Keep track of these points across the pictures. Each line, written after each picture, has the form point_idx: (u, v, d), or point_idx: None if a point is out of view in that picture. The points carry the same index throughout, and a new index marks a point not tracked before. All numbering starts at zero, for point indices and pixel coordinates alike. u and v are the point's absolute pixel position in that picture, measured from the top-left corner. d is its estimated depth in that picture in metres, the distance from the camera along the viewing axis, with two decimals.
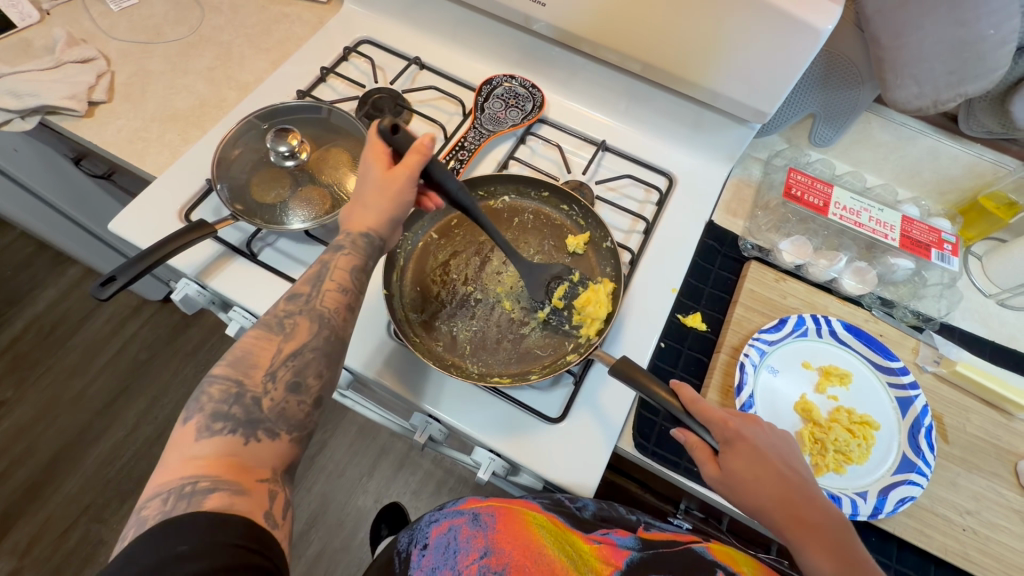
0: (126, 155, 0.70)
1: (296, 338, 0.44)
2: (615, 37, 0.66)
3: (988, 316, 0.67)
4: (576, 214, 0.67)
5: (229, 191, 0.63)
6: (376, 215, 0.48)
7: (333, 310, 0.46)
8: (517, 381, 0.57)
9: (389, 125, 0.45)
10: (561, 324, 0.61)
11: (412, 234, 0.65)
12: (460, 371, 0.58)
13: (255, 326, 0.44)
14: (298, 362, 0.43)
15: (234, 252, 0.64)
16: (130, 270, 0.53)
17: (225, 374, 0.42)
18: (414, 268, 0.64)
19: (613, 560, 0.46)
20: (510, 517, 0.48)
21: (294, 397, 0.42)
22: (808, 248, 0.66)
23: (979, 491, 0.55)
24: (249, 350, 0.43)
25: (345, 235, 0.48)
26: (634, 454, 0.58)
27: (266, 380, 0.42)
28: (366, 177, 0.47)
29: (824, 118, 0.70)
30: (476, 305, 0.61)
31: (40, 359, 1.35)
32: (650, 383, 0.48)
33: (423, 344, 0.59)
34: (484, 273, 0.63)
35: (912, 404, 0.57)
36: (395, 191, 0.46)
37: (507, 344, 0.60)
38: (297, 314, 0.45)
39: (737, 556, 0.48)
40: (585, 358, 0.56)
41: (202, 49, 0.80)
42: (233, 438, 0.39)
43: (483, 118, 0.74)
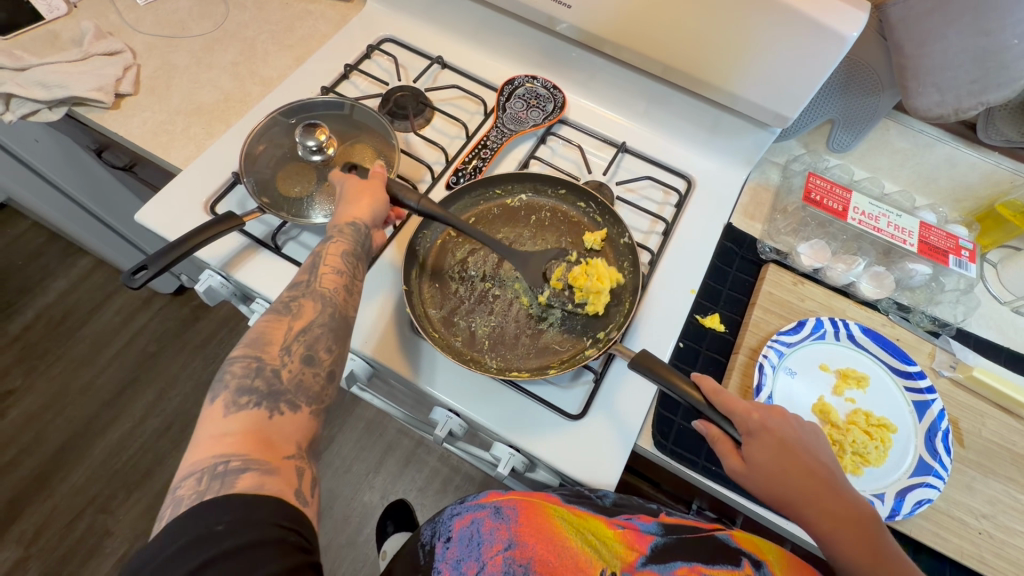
0: (151, 147, 0.71)
1: (302, 317, 0.46)
2: (640, 40, 0.67)
3: (1003, 322, 0.68)
4: (592, 212, 0.68)
5: (256, 185, 0.64)
6: (358, 210, 0.55)
7: (333, 290, 0.49)
8: (535, 376, 0.58)
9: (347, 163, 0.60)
10: (564, 306, 0.62)
11: (432, 232, 0.66)
12: (479, 366, 0.58)
13: (266, 312, 0.47)
14: (308, 337, 0.45)
15: (258, 245, 0.64)
16: (159, 261, 0.53)
17: (244, 353, 0.43)
18: (433, 262, 0.64)
19: (637, 545, 0.47)
20: (531, 510, 0.49)
21: (310, 368, 0.44)
22: (826, 253, 0.67)
23: (994, 496, 0.56)
24: (262, 331, 0.45)
25: (332, 229, 0.53)
26: (653, 452, 0.59)
27: (281, 353, 0.44)
28: (342, 189, 0.57)
29: (843, 124, 0.71)
30: (495, 301, 0.62)
31: (50, 349, 1.35)
32: (671, 375, 0.50)
33: (441, 339, 0.59)
34: (502, 270, 0.63)
35: (928, 409, 0.58)
36: (368, 192, 0.56)
37: (525, 340, 0.60)
38: (301, 297, 0.48)
39: (761, 544, 0.48)
40: (605, 353, 0.57)
41: (227, 44, 0.81)
42: (259, 411, 0.40)
43: (505, 118, 0.74)
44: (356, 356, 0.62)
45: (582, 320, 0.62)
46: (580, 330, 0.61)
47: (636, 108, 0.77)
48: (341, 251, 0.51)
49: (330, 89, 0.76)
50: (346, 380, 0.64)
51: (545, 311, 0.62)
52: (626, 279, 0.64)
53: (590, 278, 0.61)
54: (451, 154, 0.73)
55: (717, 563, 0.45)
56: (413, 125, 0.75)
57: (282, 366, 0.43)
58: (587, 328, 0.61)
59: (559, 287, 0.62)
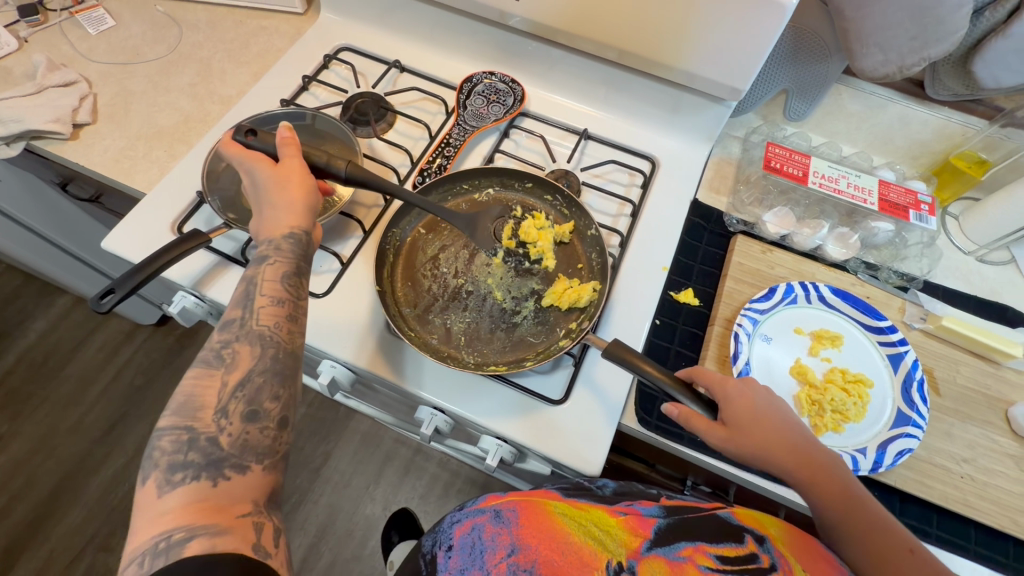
0: (114, 174, 0.71)
1: (238, 367, 0.42)
2: (592, 27, 0.68)
3: (969, 272, 0.69)
4: (559, 204, 0.68)
5: (221, 202, 0.64)
6: (290, 215, 0.48)
7: (274, 325, 0.44)
8: (513, 368, 0.58)
9: (245, 135, 0.51)
10: (519, 263, 0.64)
11: (400, 231, 0.66)
12: (457, 362, 0.58)
13: (195, 365, 0.42)
14: (249, 390, 0.41)
15: (229, 261, 0.64)
16: (126, 284, 0.53)
17: (173, 423, 0.39)
18: (405, 260, 0.65)
19: (641, 531, 0.47)
20: (531, 510, 0.48)
21: (254, 425, 0.40)
22: (791, 219, 0.68)
23: (973, 439, 0.57)
24: (191, 394, 0.40)
25: (267, 247, 0.47)
26: (639, 430, 0.59)
27: (217, 417, 0.40)
28: (258, 182, 0.50)
29: (797, 93, 0.72)
30: (468, 297, 0.62)
31: (34, 392, 1.33)
32: (643, 363, 0.50)
33: (417, 336, 0.59)
34: (473, 266, 0.64)
35: (902, 360, 0.59)
36: (290, 181, 0.49)
37: (501, 333, 0.60)
38: (234, 342, 0.43)
39: (760, 518, 0.49)
40: (579, 342, 0.57)
41: (184, 66, 0.81)
42: (199, 483, 0.37)
43: (466, 115, 0.75)
44: (337, 362, 0.61)
45: (556, 311, 0.62)
46: (554, 321, 0.62)
47: (595, 95, 0.78)
48: (277, 273, 0.46)
49: (289, 100, 0.76)
50: (328, 389, 0.64)
51: (518, 304, 0.62)
52: (595, 269, 0.64)
53: (535, 232, 0.64)
54: (415, 156, 0.74)
55: (722, 542, 0.45)
56: (376, 129, 0.75)
57: (220, 431, 0.39)
58: (562, 317, 0.62)
59: (512, 247, 0.64)
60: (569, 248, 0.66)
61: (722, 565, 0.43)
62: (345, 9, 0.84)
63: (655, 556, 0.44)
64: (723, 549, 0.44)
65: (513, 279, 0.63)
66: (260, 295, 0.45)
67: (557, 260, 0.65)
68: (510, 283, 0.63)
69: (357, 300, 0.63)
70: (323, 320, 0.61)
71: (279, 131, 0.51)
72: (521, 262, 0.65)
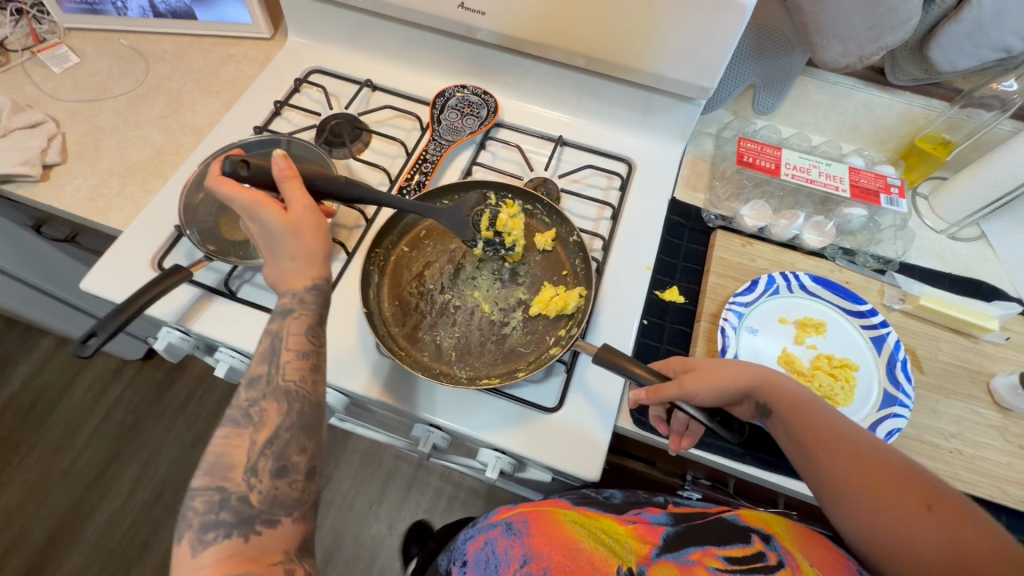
0: (88, 214, 0.70)
1: (266, 426, 0.44)
2: (558, 36, 0.69)
3: (942, 250, 0.71)
4: (540, 212, 0.68)
5: (200, 235, 0.64)
6: (308, 262, 0.49)
7: (299, 379, 0.46)
8: (506, 380, 0.58)
9: (237, 168, 0.50)
10: (498, 250, 0.65)
11: (384, 250, 0.66)
12: (450, 378, 0.58)
13: (224, 425, 0.44)
14: (278, 445, 0.43)
15: (212, 293, 0.63)
16: (109, 325, 0.52)
17: (206, 483, 0.42)
18: (390, 279, 0.65)
19: (650, 538, 0.49)
20: (541, 520, 0.50)
21: (284, 480, 0.43)
22: (767, 211, 0.69)
23: (958, 414, 0.59)
24: (222, 452, 0.43)
25: (289, 300, 0.48)
26: (635, 431, 0.59)
27: (246, 478, 0.42)
28: (264, 226, 0.49)
29: (764, 87, 0.74)
30: (456, 312, 0.62)
31: (22, 439, 1.30)
32: (632, 365, 0.51)
33: (409, 356, 0.59)
34: (459, 280, 0.64)
35: (885, 341, 0.61)
36: (304, 227, 0.49)
37: (491, 346, 0.60)
38: (262, 399, 0.45)
39: (768, 518, 0.50)
40: (568, 350, 0.57)
41: (153, 99, 0.80)
42: (231, 540, 0.40)
43: (441, 130, 0.75)
44: (329, 386, 0.61)
45: (545, 320, 0.62)
46: (543, 330, 0.62)
47: (568, 101, 0.79)
48: (300, 326, 0.48)
49: (262, 127, 0.75)
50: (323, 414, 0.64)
51: (506, 315, 0.62)
52: (580, 274, 0.64)
53: (508, 221, 0.64)
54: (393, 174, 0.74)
55: (732, 542, 0.47)
56: (352, 149, 0.75)
57: (251, 489, 0.42)
58: (550, 325, 0.62)
59: (490, 236, 0.64)
60: (553, 254, 0.66)
61: (731, 566, 0.45)
62: (312, 31, 0.84)
63: (664, 561, 0.46)
64: (730, 550, 0.46)
65: (500, 291, 0.63)
66: (286, 351, 0.46)
67: (542, 268, 0.66)
68: (497, 295, 0.63)
69: (345, 323, 0.63)
70: None
71: (277, 164, 0.49)
72: (506, 272, 0.65)
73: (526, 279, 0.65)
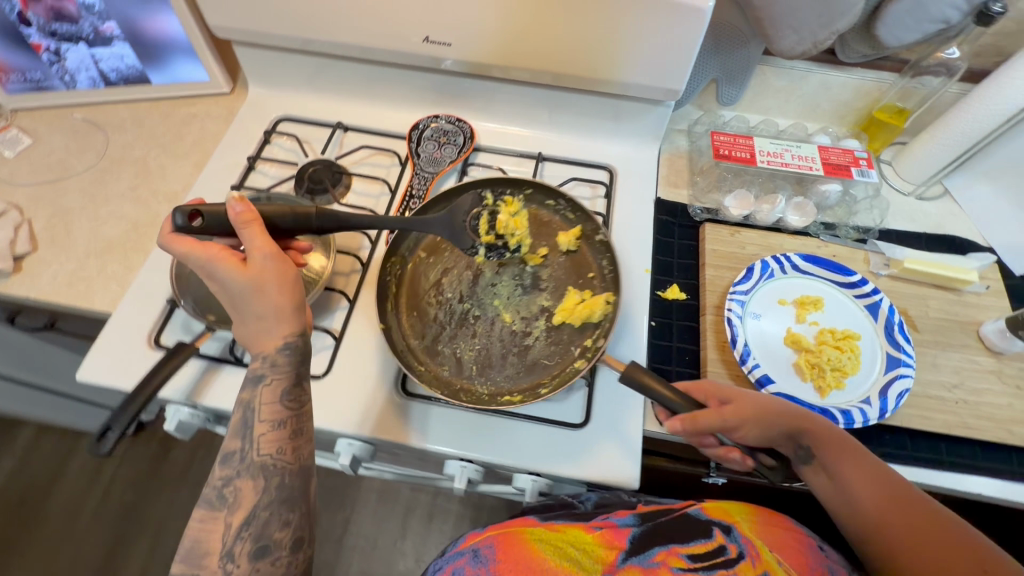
0: (71, 300, 0.67)
1: (241, 507, 0.45)
2: (525, 57, 0.70)
3: (913, 212, 0.75)
4: (563, 210, 0.68)
5: (196, 305, 0.62)
6: (277, 324, 0.48)
7: (276, 453, 0.46)
8: (528, 398, 0.58)
9: (190, 221, 0.48)
10: (500, 254, 0.65)
11: (402, 257, 0.67)
12: (470, 395, 0.59)
13: (199, 507, 0.46)
14: (256, 525, 0.44)
15: (219, 363, 0.62)
16: (122, 417, 0.51)
17: (182, 571, 0.44)
18: (408, 290, 0.65)
19: (616, 542, 0.53)
20: (506, 544, 0.53)
21: (264, 559, 0.44)
22: (750, 198, 0.72)
23: (957, 365, 0.62)
24: (196, 539, 0.44)
25: (262, 364, 0.48)
26: (662, 432, 0.61)
27: (223, 562, 0.43)
28: (225, 284, 0.47)
29: (726, 80, 0.77)
30: (477, 322, 0.62)
31: (15, 538, 1.23)
32: (654, 387, 0.51)
33: (429, 372, 0.60)
34: (477, 288, 0.64)
35: (880, 307, 0.64)
36: (264, 281, 0.47)
37: (513, 359, 0.61)
38: (235, 478, 0.46)
39: (728, 511, 0.55)
40: (594, 364, 0.58)
41: (118, 171, 0.78)
42: None
43: (422, 162, 0.76)
44: (352, 438, 0.60)
45: (568, 330, 0.62)
46: (567, 340, 0.62)
47: (541, 118, 0.80)
48: (274, 393, 0.48)
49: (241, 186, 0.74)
50: (350, 467, 0.62)
51: (527, 325, 0.62)
52: (607, 278, 0.64)
53: (510, 221, 0.65)
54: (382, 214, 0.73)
55: (695, 538, 0.52)
56: (335, 195, 0.75)
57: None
58: (575, 335, 0.62)
59: (491, 241, 0.64)
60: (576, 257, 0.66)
61: (693, 563, 0.49)
62: (275, 80, 0.83)
63: (630, 566, 0.50)
64: (694, 548, 0.50)
65: (521, 298, 0.64)
66: (258, 424, 0.47)
67: (564, 273, 0.66)
68: (518, 302, 0.63)
69: (360, 371, 0.62)
70: (329, 402, 0.61)
71: (235, 212, 0.47)
72: (527, 278, 0.65)
73: (548, 284, 0.65)
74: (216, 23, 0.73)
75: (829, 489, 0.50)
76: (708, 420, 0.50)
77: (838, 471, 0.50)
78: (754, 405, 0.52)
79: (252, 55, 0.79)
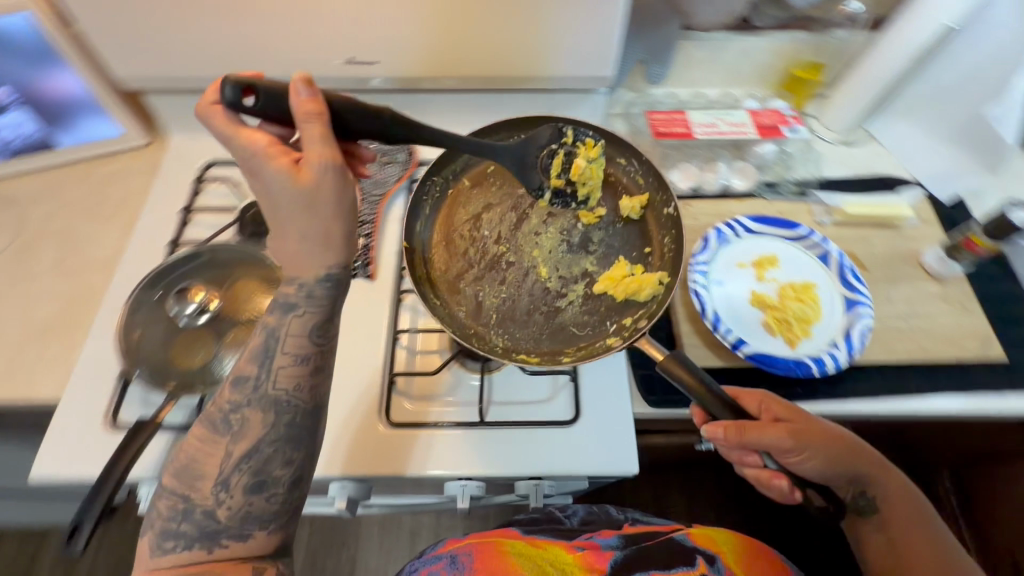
0: (10, 394, 0.61)
1: (246, 437, 0.46)
2: (453, 64, 0.69)
3: (844, 159, 0.79)
4: (633, 171, 0.65)
5: (152, 374, 0.58)
6: (319, 245, 0.45)
7: (294, 387, 0.46)
8: (547, 361, 0.56)
9: (239, 96, 0.41)
10: (564, 203, 0.60)
11: (444, 179, 0.66)
12: (482, 340, 0.58)
13: (203, 425, 0.47)
14: (258, 461, 0.45)
15: (188, 431, 0.58)
16: (92, 511, 0.48)
17: (174, 486, 0.46)
18: (442, 219, 0.64)
19: (596, 564, 0.60)
20: (485, 553, 0.60)
21: (259, 496, 0.45)
22: (693, 170, 0.76)
23: (907, 296, 0.66)
24: (193, 457, 0.46)
25: (298, 285, 0.46)
26: (652, 412, 0.62)
27: (217, 490, 0.45)
28: (271, 185, 0.42)
29: (652, 60, 0.78)
30: (507, 270, 0.61)
31: None
32: (706, 393, 0.47)
33: (446, 308, 0.59)
34: (519, 232, 0.63)
35: (830, 255, 0.67)
36: (315, 196, 0.42)
37: (539, 317, 0.59)
38: (245, 407, 0.46)
39: (714, 540, 0.62)
40: (629, 344, 0.55)
41: (40, 246, 0.72)
42: (194, 554, 0.44)
43: (368, 186, 0.75)
44: (343, 480, 0.58)
45: (606, 302, 0.59)
46: (604, 312, 0.59)
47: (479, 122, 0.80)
48: (301, 324, 0.47)
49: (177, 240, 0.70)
50: (347, 509, 0.60)
51: (564, 286, 0.60)
52: (665, 256, 0.61)
53: (589, 169, 0.58)
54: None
55: (676, 562, 0.58)
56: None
57: (218, 504, 0.45)
58: (614, 309, 0.59)
59: (561, 186, 0.58)
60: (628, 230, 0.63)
61: None
62: (197, 123, 0.79)
63: None
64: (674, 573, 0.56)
65: (563, 253, 0.62)
66: (278, 358, 0.46)
67: (615, 243, 0.63)
68: (560, 260, 0.62)
69: (341, 411, 0.60)
70: None
71: (300, 99, 0.41)
72: (575, 233, 0.63)
73: (596, 245, 0.63)
74: (123, 74, 0.68)
75: (867, 528, 0.53)
76: (769, 439, 0.47)
77: (888, 515, 0.52)
78: (826, 441, 0.49)
79: (167, 102, 0.75)
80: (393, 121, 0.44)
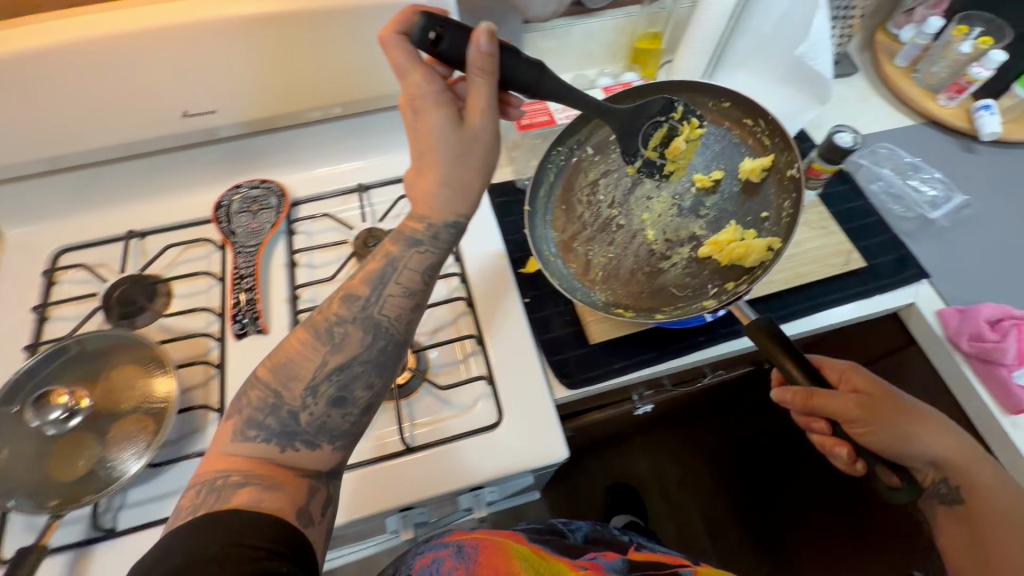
0: None
1: (342, 350, 0.50)
2: (300, 97, 0.71)
3: None
4: (761, 133, 0.69)
5: (28, 500, 0.52)
6: (436, 194, 0.50)
7: (393, 321, 0.51)
8: (641, 315, 0.65)
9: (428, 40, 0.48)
10: (650, 171, 0.65)
11: (570, 148, 0.76)
12: (589, 293, 0.69)
13: (306, 328, 0.50)
14: (346, 375, 0.50)
15: (86, 544, 0.57)
16: None
17: (268, 381, 0.49)
18: (565, 184, 0.75)
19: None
20: (488, 554, 0.56)
21: (338, 410, 0.49)
22: None
23: None
24: (292, 363, 0.49)
25: (398, 240, 0.52)
26: (572, 393, 0.67)
27: (304, 394, 0.49)
28: (431, 126, 0.48)
29: None
30: (618, 230, 0.72)
31: None
32: (785, 361, 0.55)
33: (560, 266, 0.71)
34: (630, 197, 0.73)
35: None
36: (467, 151, 0.48)
37: (641, 275, 0.69)
38: (348, 322, 0.50)
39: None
40: (718, 309, 0.62)
41: None
42: (269, 445, 0.48)
43: (240, 238, 0.74)
44: None
45: (708, 271, 0.67)
46: (706, 277, 0.67)
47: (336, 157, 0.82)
48: (393, 267, 0.51)
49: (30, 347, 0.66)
50: None
51: (669, 249, 0.69)
52: (781, 226, 0.64)
53: (681, 148, 0.64)
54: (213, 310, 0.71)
55: None
56: (157, 309, 0.71)
57: (303, 408, 0.49)
58: (722, 276, 0.66)
59: (654, 158, 0.63)
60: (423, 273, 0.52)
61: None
62: (41, 221, 0.75)
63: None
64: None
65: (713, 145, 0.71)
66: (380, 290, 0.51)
67: (395, 296, 0.51)
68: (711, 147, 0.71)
69: None
70: None
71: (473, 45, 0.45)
72: (342, 357, 0.50)
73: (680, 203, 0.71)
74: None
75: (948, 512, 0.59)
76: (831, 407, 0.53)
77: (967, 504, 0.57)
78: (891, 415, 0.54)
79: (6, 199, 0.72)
80: (546, 75, 0.50)
